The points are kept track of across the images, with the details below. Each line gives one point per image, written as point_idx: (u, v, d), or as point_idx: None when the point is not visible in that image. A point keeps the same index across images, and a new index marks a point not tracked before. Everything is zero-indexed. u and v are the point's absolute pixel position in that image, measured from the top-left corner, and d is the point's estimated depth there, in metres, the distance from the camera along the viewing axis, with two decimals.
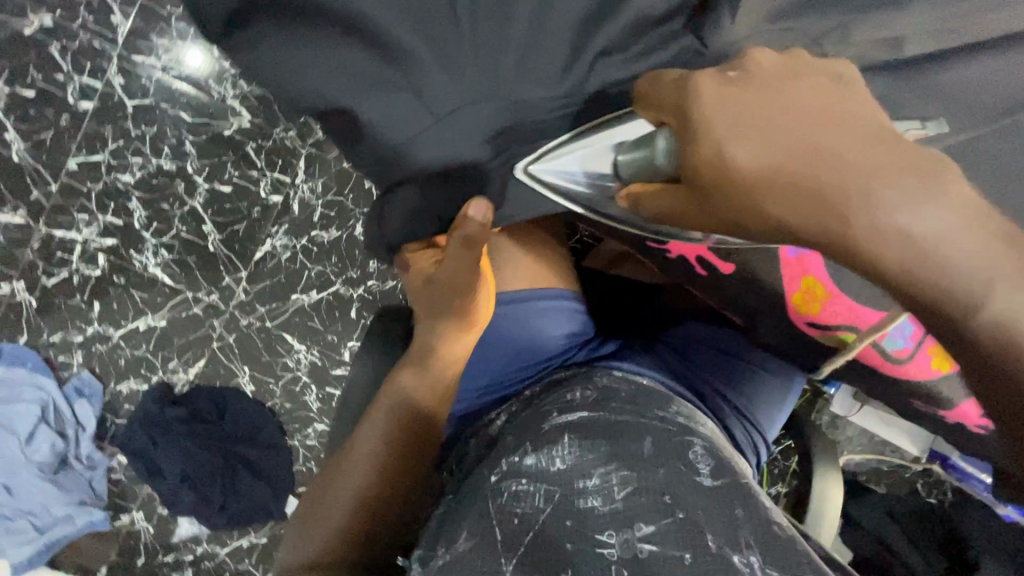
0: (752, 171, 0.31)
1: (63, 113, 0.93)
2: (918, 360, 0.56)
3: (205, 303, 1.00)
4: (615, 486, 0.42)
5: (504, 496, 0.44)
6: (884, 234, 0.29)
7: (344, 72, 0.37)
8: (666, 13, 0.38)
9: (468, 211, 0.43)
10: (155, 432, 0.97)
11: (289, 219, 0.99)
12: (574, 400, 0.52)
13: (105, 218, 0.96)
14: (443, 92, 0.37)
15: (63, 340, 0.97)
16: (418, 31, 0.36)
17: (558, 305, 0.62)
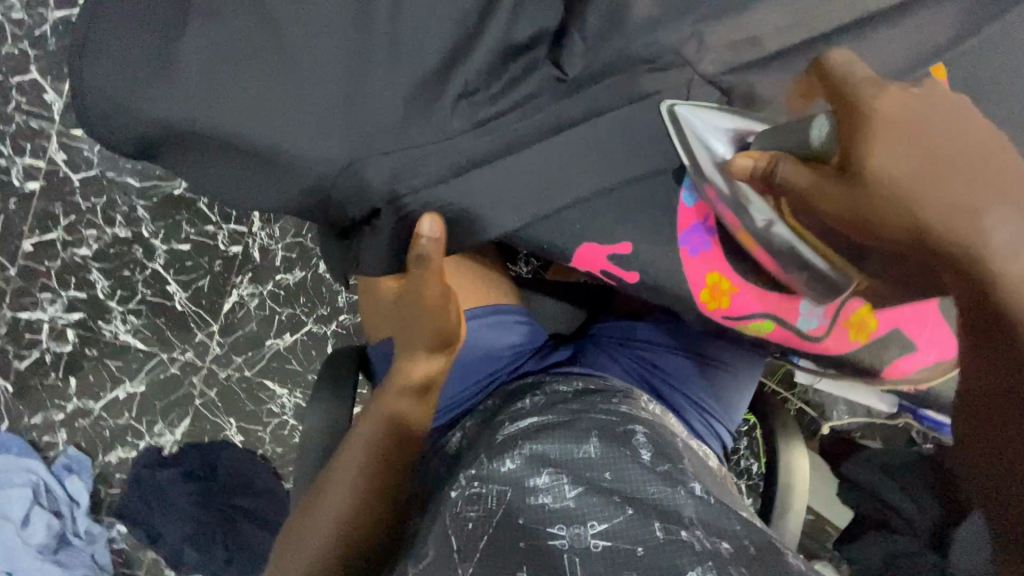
0: (886, 180, 0.36)
1: (11, 197, 0.94)
2: (835, 335, 0.50)
3: (181, 361, 1.00)
4: (567, 485, 0.45)
5: (458, 504, 0.46)
6: (969, 229, 0.36)
7: (219, 163, 0.38)
8: (525, 44, 0.40)
9: (421, 229, 0.39)
10: (151, 496, 0.97)
11: (251, 267, 1.00)
12: (523, 407, 0.54)
13: (68, 293, 0.96)
14: (308, 164, 0.37)
15: (45, 420, 0.98)
16: (263, 110, 0.36)
17: (506, 319, 0.62)
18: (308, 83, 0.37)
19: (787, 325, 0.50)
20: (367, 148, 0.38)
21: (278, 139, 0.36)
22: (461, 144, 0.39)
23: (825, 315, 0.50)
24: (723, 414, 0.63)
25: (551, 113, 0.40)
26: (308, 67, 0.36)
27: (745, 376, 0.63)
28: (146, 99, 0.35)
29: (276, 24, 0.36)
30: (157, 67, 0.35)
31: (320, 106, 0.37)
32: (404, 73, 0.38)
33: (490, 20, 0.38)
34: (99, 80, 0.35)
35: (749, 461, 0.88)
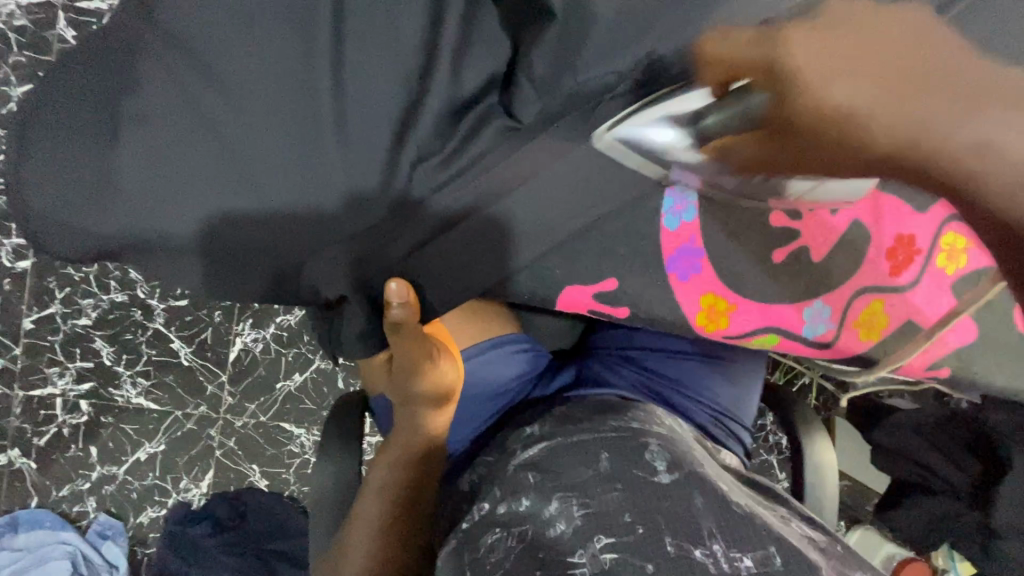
0: (845, 104, 0.30)
1: (6, 279, 0.94)
2: (845, 339, 0.52)
3: (196, 416, 1.00)
4: (577, 510, 0.45)
5: (477, 550, 0.45)
6: (949, 153, 0.27)
7: (187, 267, 0.38)
8: (474, 94, 0.36)
9: (389, 293, 0.38)
10: (186, 552, 0.98)
11: (251, 313, 0.99)
12: (533, 433, 0.52)
13: (75, 365, 0.97)
14: (286, 250, 0.38)
15: (73, 491, 0.98)
16: (218, 207, 0.35)
17: (499, 355, 0.57)
18: (258, 171, 0.35)
19: (793, 336, 0.51)
20: (333, 227, 0.37)
21: (244, 232, 0.36)
22: (430, 197, 0.37)
23: (831, 318, 0.51)
24: (734, 409, 0.62)
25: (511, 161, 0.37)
26: (247, 155, 0.35)
27: (748, 369, 0.63)
28: (99, 218, 0.34)
29: (210, 113, 0.34)
30: (99, 181, 0.34)
31: (268, 193, 0.35)
32: (349, 144, 0.36)
33: (433, 69, 0.35)
34: (42, 203, 0.35)
35: (777, 436, 0.88)
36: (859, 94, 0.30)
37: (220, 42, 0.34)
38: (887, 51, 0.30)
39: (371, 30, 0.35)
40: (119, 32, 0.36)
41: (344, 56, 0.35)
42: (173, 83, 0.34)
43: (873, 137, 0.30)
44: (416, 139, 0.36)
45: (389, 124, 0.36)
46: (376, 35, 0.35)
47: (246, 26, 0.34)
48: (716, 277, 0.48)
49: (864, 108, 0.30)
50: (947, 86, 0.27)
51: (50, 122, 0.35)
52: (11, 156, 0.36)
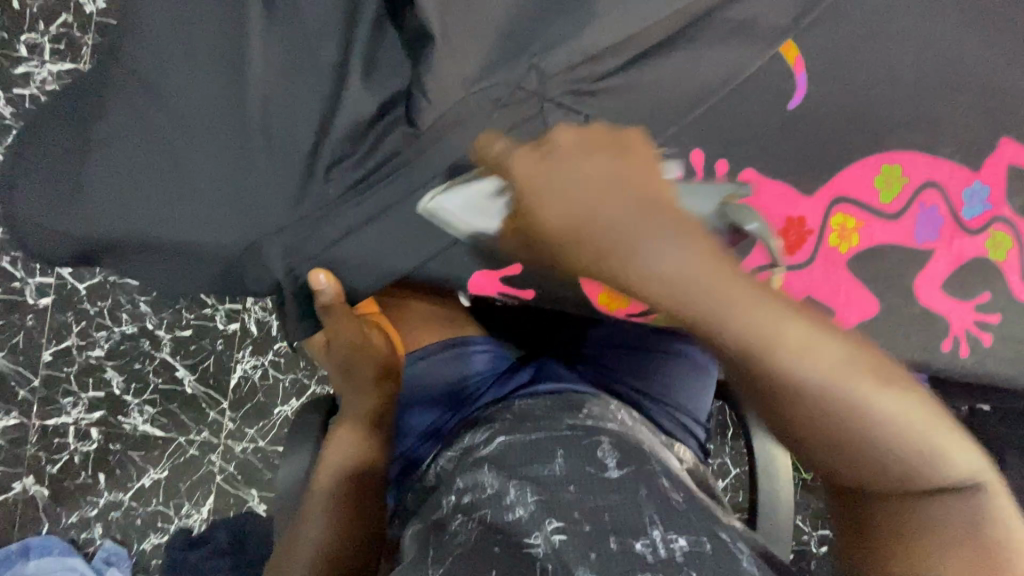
0: (561, 224, 0.39)
1: (28, 315, 1.01)
2: None
3: (198, 442, 1.05)
4: (531, 499, 0.44)
5: (442, 531, 0.45)
6: (649, 281, 0.39)
7: (159, 264, 0.44)
8: (380, 108, 0.43)
9: (317, 284, 0.45)
10: None
11: (251, 340, 1.05)
12: (493, 429, 0.54)
13: (88, 394, 1.03)
14: (221, 241, 0.42)
15: (81, 518, 1.03)
16: (170, 209, 0.41)
17: (456, 352, 0.66)
18: (205, 187, 0.42)
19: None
20: (265, 220, 0.43)
21: (195, 237, 0.42)
22: (366, 199, 0.43)
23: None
24: (690, 406, 0.66)
25: (422, 159, 0.43)
26: (194, 164, 0.41)
27: (702, 368, 0.68)
28: (81, 224, 0.42)
29: (169, 141, 0.41)
30: (78, 193, 0.42)
31: (207, 195, 0.42)
32: (284, 161, 0.42)
33: (350, 93, 0.42)
34: (39, 214, 0.43)
35: None
36: (580, 220, 0.38)
37: (184, 84, 0.42)
38: (601, 200, 0.38)
39: (317, 69, 0.42)
40: (108, 78, 0.43)
41: (281, 85, 0.42)
42: (141, 119, 0.41)
43: (650, 265, 0.38)
44: (351, 154, 0.43)
45: (324, 142, 0.42)
46: (319, 71, 0.42)
47: (205, 71, 0.42)
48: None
49: (608, 246, 0.38)
50: (661, 230, 0.38)
51: (55, 156, 0.43)
52: (22, 184, 0.43)
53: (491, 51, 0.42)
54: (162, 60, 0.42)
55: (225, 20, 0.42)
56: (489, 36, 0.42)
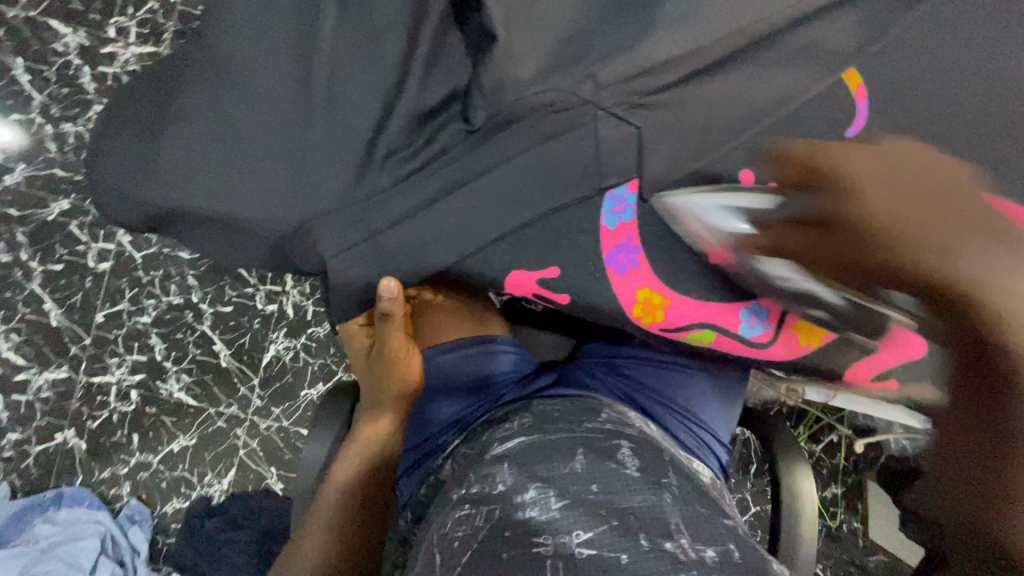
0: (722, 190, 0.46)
1: (87, 277, 1.07)
2: (782, 340, 0.54)
3: (227, 415, 1.09)
4: (552, 499, 0.43)
5: (448, 525, 0.46)
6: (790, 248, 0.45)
7: (215, 236, 0.47)
8: (435, 105, 0.45)
9: (382, 292, 0.48)
10: (200, 546, 1.04)
11: (286, 322, 1.08)
12: (509, 430, 0.54)
13: (132, 357, 1.08)
14: (276, 219, 0.44)
15: (112, 474, 1.08)
16: (233, 184, 0.44)
17: (481, 348, 0.66)
18: (263, 166, 0.44)
19: (728, 334, 0.53)
20: (316, 201, 0.44)
21: (253, 213, 0.44)
22: (413, 192, 0.45)
23: (768, 321, 0.53)
24: (715, 427, 0.64)
25: (471, 158, 0.44)
26: (258, 144, 0.44)
27: (732, 389, 0.65)
28: (148, 191, 0.44)
29: (234, 121, 0.44)
30: (150, 163, 0.44)
31: (267, 174, 0.44)
32: (339, 149, 0.44)
33: (407, 89, 0.44)
34: (115, 180, 0.46)
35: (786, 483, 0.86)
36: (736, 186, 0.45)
37: (253, 68, 0.44)
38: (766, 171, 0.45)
39: (380, 66, 0.44)
40: (187, 59, 0.46)
41: (346, 77, 0.44)
42: (210, 97, 0.44)
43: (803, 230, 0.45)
44: (401, 147, 0.45)
45: (380, 134, 0.44)
46: (383, 64, 0.44)
47: (276, 57, 0.44)
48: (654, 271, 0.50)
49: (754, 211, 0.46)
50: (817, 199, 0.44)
51: (136, 127, 0.46)
52: (104, 151, 0.47)
53: (549, 54, 0.42)
54: (234, 44, 0.44)
55: (300, 12, 0.44)
56: (550, 40, 0.42)
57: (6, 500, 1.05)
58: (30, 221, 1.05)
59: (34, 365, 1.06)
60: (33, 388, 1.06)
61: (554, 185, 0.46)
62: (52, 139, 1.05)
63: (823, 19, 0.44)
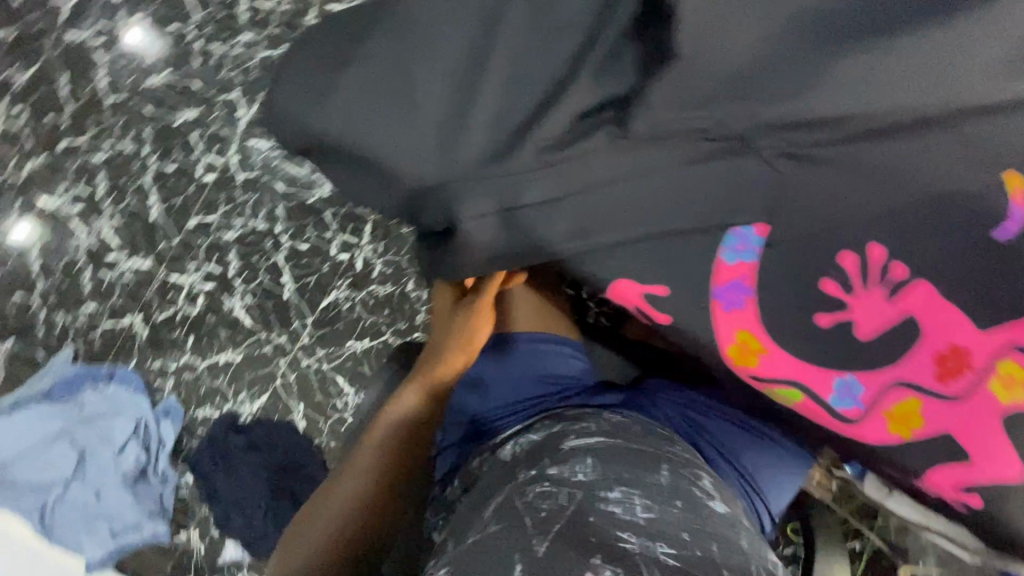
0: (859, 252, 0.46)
1: (192, 183, 1.15)
2: (870, 422, 0.49)
3: (275, 343, 1.14)
4: (638, 505, 0.47)
5: (528, 496, 0.49)
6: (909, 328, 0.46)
7: (361, 176, 0.51)
8: (593, 105, 0.45)
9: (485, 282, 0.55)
10: (219, 456, 1.11)
11: (352, 274, 1.13)
12: (587, 428, 0.58)
13: (208, 267, 1.15)
14: (424, 171, 0.47)
15: (161, 367, 1.15)
16: (394, 128, 0.47)
17: (559, 349, 0.70)
18: (428, 125, 0.47)
19: (817, 400, 0.50)
20: (460, 161, 0.46)
21: (405, 162, 0.47)
22: (548, 180, 0.45)
23: (862, 398, 0.48)
24: (766, 491, 0.64)
25: (613, 161, 0.45)
26: (426, 97, 0.47)
27: (798, 463, 0.64)
28: (317, 118, 0.48)
29: (410, 68, 0.48)
30: (326, 93, 0.49)
31: (425, 127, 0.47)
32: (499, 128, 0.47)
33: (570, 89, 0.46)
34: (290, 103, 0.50)
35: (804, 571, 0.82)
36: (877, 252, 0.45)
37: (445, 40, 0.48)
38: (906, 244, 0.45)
39: (553, 61, 0.47)
40: (378, 13, 0.50)
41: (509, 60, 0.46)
42: (397, 47, 0.48)
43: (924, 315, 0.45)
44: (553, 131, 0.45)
45: (533, 121, 0.46)
46: (554, 58, 0.47)
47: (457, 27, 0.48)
48: (756, 318, 0.50)
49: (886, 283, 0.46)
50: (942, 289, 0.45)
51: (319, 59, 0.50)
52: (287, 75, 0.51)
53: (718, 88, 0.43)
54: (432, 13, 0.48)
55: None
56: (721, 75, 0.43)
57: (67, 362, 1.13)
58: (160, 122, 1.15)
59: (125, 249, 1.15)
60: (119, 270, 1.15)
61: (682, 211, 0.47)
62: (199, 54, 1.15)
63: (999, 117, 0.42)
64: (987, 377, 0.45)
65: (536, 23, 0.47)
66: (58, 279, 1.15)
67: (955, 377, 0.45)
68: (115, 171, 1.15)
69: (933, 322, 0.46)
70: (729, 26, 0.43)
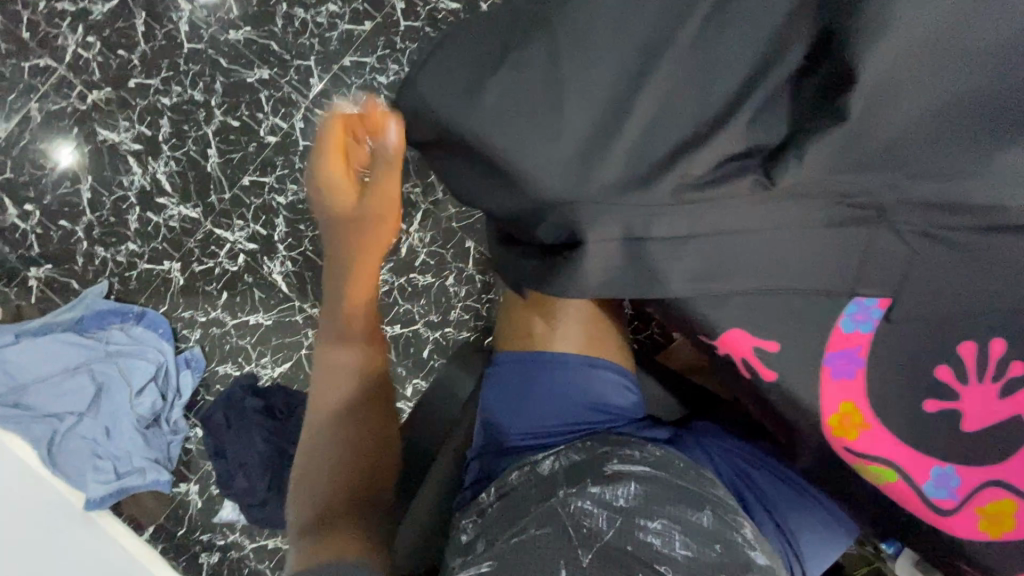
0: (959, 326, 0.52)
1: (253, 142, 1.15)
2: (963, 516, 0.56)
3: (306, 314, 1.14)
4: (677, 541, 0.52)
5: (572, 508, 0.55)
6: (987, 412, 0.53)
7: (482, 176, 0.50)
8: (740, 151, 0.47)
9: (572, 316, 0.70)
10: (232, 415, 1.10)
11: (395, 259, 1.13)
12: (632, 455, 0.62)
13: (255, 227, 1.15)
14: (554, 190, 0.47)
15: (190, 317, 1.14)
16: (533, 143, 0.47)
17: (614, 379, 0.74)
18: (568, 141, 0.47)
19: (909, 482, 0.57)
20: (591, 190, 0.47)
21: (537, 179, 0.47)
22: (671, 218, 0.48)
23: (956, 489, 0.56)
24: (804, 556, 0.65)
25: (747, 209, 0.48)
26: (571, 121, 0.47)
27: (833, 525, 0.66)
28: (456, 115, 0.47)
29: (559, 84, 0.47)
30: (468, 92, 0.47)
31: (564, 149, 0.47)
32: (632, 161, 0.48)
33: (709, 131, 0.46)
34: (428, 92, 0.49)
35: None
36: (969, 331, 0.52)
37: (596, 54, 0.47)
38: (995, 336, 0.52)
39: (700, 100, 0.47)
40: (522, 15, 0.49)
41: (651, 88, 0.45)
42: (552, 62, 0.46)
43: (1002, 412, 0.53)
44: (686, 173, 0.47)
45: (667, 158, 0.47)
46: (692, 98, 0.47)
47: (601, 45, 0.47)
48: (864, 394, 0.56)
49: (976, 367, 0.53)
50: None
51: (466, 53, 0.48)
52: (426, 62, 0.49)
53: (851, 163, 0.46)
54: (588, 24, 0.46)
55: (639, 21, 0.47)
56: (858, 149, 0.46)
57: (100, 296, 1.14)
58: (232, 76, 1.15)
59: (176, 195, 1.15)
60: (166, 215, 1.15)
61: (795, 267, 0.51)
62: (282, 16, 1.14)
63: None
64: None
65: (677, 57, 0.47)
66: (105, 213, 1.16)
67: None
68: (179, 118, 1.15)
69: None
70: (877, 104, 0.45)
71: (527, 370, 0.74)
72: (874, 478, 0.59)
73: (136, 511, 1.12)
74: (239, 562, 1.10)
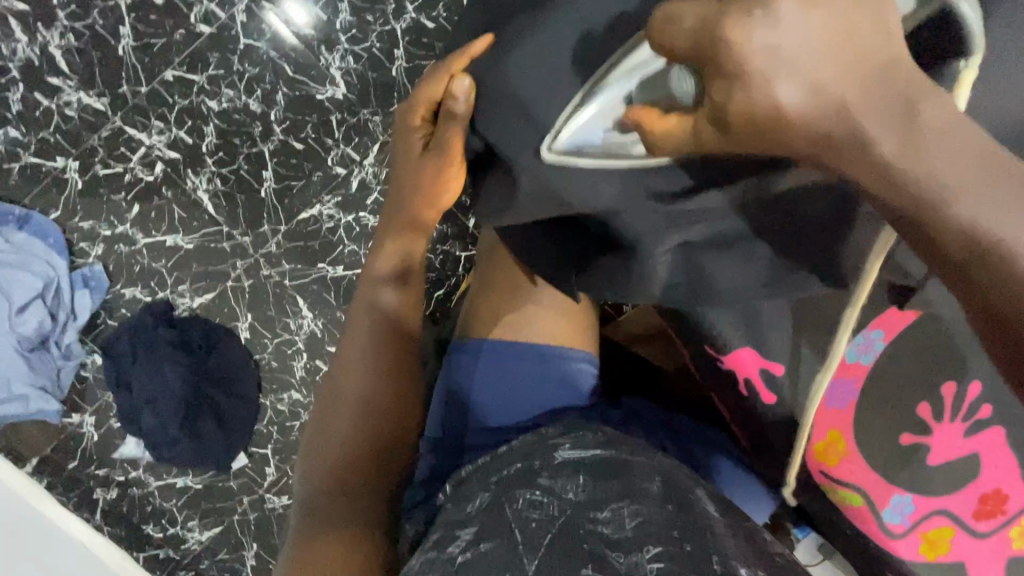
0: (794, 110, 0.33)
1: (180, 28, 0.96)
2: (908, 540, 0.64)
3: (236, 242, 1.00)
4: (627, 518, 0.50)
5: (518, 501, 0.53)
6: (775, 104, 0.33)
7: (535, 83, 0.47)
8: None
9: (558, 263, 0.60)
10: (140, 345, 0.98)
11: (343, 193, 1.00)
12: (585, 441, 0.62)
13: (178, 132, 0.98)
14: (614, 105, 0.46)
15: (91, 229, 0.98)
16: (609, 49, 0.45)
17: (566, 363, 0.75)
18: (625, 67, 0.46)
19: (874, 509, 0.65)
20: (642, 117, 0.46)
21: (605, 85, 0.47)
22: None
23: (909, 516, 0.63)
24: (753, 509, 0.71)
25: None
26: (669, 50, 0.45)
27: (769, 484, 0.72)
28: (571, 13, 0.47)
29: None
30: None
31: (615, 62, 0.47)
32: None
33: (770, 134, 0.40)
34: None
35: None
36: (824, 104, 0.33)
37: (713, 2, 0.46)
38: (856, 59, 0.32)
39: None
40: None
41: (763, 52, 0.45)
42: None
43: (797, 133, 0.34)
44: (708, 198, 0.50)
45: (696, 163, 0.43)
46: None
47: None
48: (851, 421, 0.65)
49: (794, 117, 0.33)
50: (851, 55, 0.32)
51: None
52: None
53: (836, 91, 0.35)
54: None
55: None
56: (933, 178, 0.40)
57: None
58: None
59: (75, 77, 0.95)
60: (60, 100, 0.95)
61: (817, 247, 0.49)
62: None
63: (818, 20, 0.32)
64: (1012, 524, 0.59)
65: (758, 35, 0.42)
66: None
67: (987, 518, 0.60)
68: None
69: (991, 464, 0.60)
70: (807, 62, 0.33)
71: (475, 365, 0.75)
72: (842, 504, 0.67)
73: (16, 441, 0.99)
74: (142, 499, 1.02)
